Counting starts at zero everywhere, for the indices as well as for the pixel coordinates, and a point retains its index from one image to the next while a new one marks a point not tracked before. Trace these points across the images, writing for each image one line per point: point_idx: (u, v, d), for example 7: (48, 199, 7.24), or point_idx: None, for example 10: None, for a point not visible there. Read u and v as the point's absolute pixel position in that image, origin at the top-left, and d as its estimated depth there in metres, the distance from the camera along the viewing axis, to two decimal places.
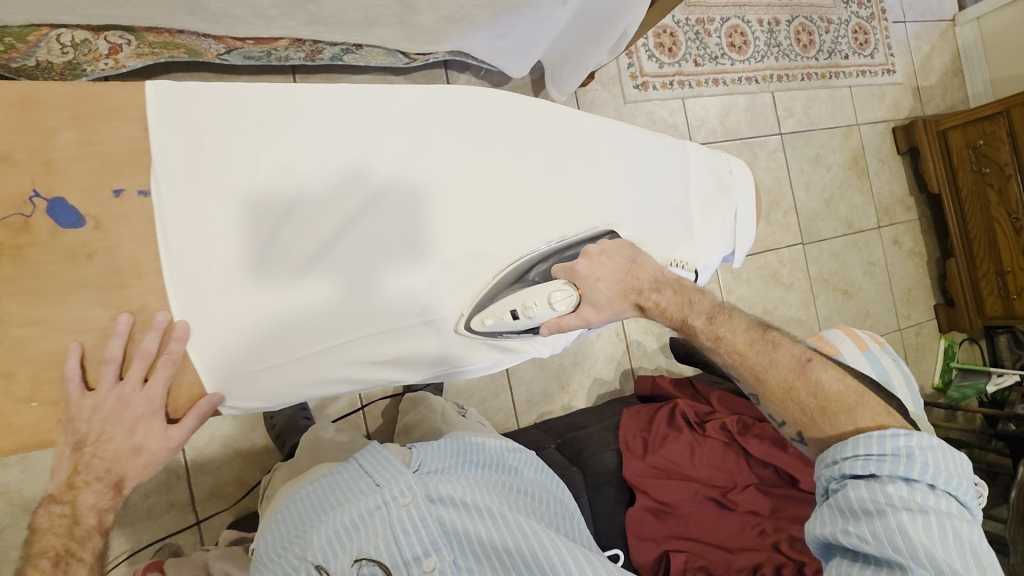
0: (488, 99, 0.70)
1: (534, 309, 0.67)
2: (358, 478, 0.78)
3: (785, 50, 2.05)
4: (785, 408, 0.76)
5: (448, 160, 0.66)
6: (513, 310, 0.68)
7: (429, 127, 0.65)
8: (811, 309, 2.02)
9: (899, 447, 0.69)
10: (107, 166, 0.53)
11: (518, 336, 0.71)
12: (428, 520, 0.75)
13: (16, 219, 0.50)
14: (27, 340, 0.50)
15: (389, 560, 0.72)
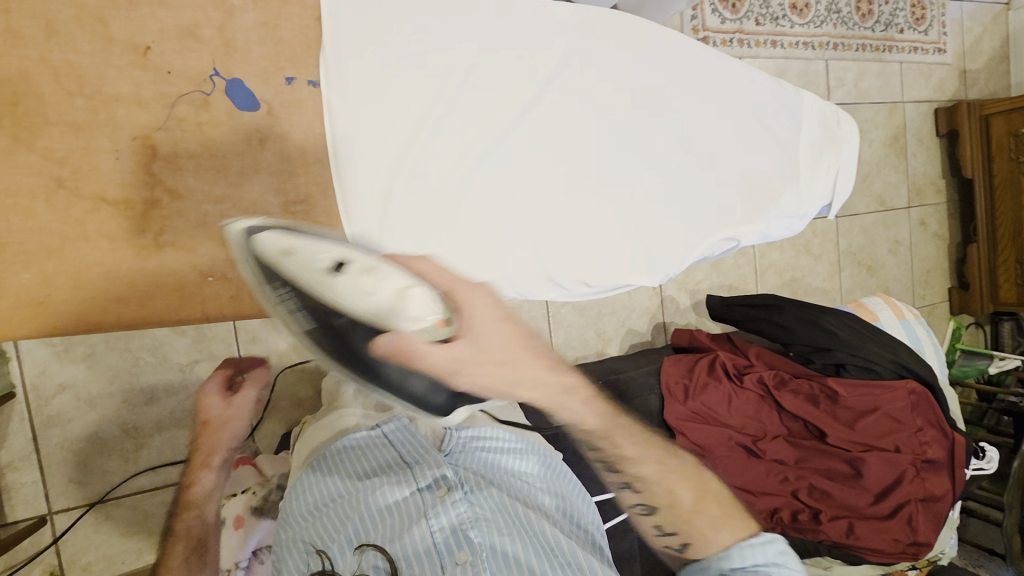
0: (629, 23, 0.69)
1: (369, 276, 0.47)
2: (378, 458, 0.69)
3: (844, 18, 2.02)
4: (685, 516, 0.62)
5: (589, 86, 0.67)
6: (340, 260, 0.48)
7: (575, 47, 0.66)
8: (835, 282, 2.07)
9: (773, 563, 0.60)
10: (284, 53, 0.53)
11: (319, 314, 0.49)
12: (463, 516, 0.64)
13: (196, 95, 0.50)
14: (210, 217, 0.51)
15: (399, 552, 0.61)
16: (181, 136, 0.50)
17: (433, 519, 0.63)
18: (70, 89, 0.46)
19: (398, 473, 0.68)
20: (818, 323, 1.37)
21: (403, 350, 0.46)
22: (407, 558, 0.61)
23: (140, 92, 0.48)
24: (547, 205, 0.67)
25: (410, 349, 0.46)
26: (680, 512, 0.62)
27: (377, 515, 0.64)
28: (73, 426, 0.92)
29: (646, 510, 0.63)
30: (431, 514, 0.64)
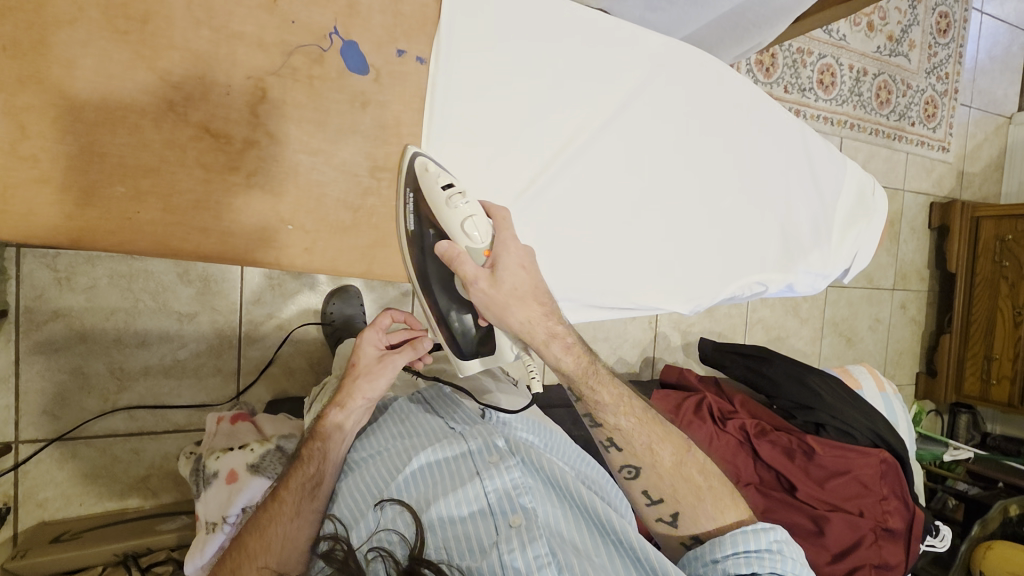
0: (708, 65, 0.73)
1: (463, 200, 0.53)
2: (433, 427, 0.83)
3: (864, 101, 2.14)
4: (671, 481, 0.76)
5: (660, 117, 0.71)
6: (450, 181, 0.54)
7: (659, 80, 0.70)
8: (816, 347, 2.16)
9: (771, 542, 0.70)
10: (400, 26, 0.55)
11: (424, 283, 0.58)
12: (516, 480, 0.75)
13: (314, 49, 0.51)
14: (301, 167, 0.52)
15: (460, 508, 0.73)
16: (292, 85, 0.51)
17: (488, 480, 0.75)
18: (198, 19, 0.47)
19: (456, 441, 0.81)
20: (805, 382, 1.43)
21: (449, 254, 0.53)
22: (466, 507, 0.74)
23: (261, 37, 0.50)
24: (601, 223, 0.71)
25: (455, 262, 0.52)
26: (666, 476, 0.76)
27: (442, 470, 0.78)
28: (57, 354, 1.10)
29: (629, 465, 0.77)
30: (486, 475, 0.76)
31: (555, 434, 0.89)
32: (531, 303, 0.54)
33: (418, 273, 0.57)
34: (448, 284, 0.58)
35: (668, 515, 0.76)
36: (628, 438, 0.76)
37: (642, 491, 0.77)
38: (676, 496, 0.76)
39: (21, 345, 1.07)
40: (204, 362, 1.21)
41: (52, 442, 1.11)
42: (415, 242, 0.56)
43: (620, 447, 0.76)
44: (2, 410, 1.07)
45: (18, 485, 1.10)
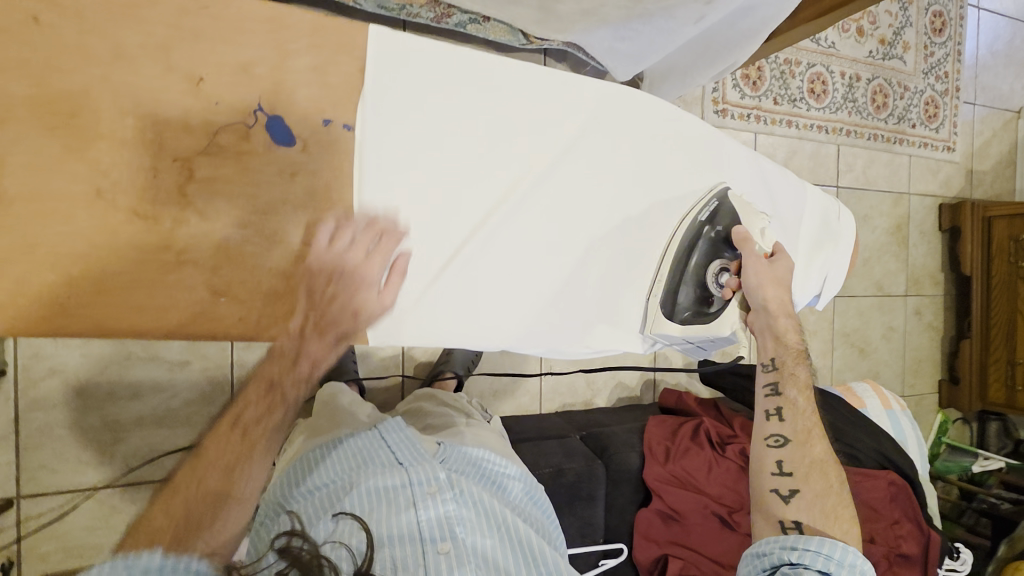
0: (641, 101, 0.73)
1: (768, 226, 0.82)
2: (377, 457, 0.84)
3: (859, 107, 2.10)
4: (808, 464, 0.88)
5: (600, 157, 0.72)
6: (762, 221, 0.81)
7: (597, 122, 0.70)
8: (827, 360, 2.09)
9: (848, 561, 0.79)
10: (327, 96, 0.56)
11: (686, 259, 0.78)
12: (451, 512, 0.78)
13: (239, 126, 0.54)
14: (232, 241, 0.55)
15: (391, 534, 0.75)
16: (219, 162, 0.53)
17: (424, 510, 0.77)
18: (124, 107, 0.50)
19: (397, 469, 0.81)
20: None
21: (745, 238, 0.79)
22: (398, 535, 0.75)
23: (187, 120, 0.52)
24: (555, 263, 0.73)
25: (749, 243, 0.79)
26: (806, 458, 0.89)
27: (380, 496, 0.78)
28: (54, 410, 1.13)
29: (779, 434, 0.91)
30: (422, 505, 0.78)
31: (502, 468, 0.91)
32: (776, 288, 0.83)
33: (677, 249, 0.78)
34: (706, 266, 0.80)
35: (787, 488, 0.87)
36: (795, 414, 0.92)
37: (776, 460, 0.90)
38: (807, 477, 0.88)
39: (20, 403, 1.11)
40: (196, 411, 1.23)
41: (52, 495, 1.14)
42: (698, 230, 0.78)
43: (784, 419, 0.91)
44: (4, 467, 1.11)
45: (20, 541, 1.12)
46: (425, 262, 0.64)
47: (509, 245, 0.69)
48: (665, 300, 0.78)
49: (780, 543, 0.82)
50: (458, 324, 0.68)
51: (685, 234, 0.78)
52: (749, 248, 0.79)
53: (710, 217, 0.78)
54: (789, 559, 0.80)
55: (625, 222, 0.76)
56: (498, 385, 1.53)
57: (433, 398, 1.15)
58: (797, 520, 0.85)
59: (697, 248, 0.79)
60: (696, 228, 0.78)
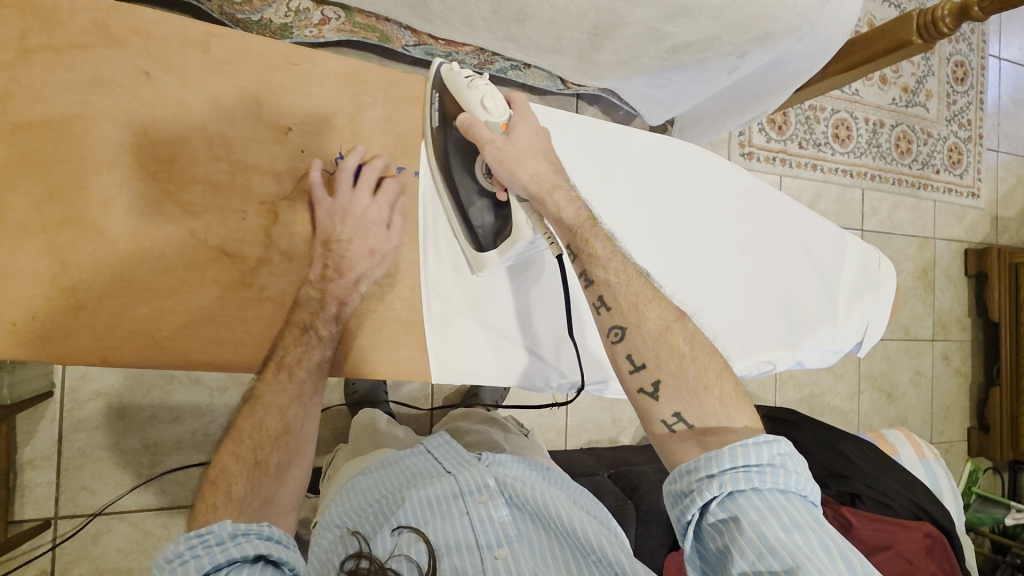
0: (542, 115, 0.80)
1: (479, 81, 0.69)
2: (427, 470, 0.84)
3: (883, 152, 2.13)
4: (655, 344, 0.66)
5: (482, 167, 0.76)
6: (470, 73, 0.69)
7: None
8: (854, 404, 2.07)
9: (774, 456, 0.59)
10: (399, 148, 0.72)
11: (453, 164, 0.71)
12: (504, 516, 0.76)
13: (322, 172, 0.66)
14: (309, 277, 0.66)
15: (449, 542, 0.73)
16: (299, 205, 0.65)
17: (476, 517, 0.76)
18: (219, 155, 0.62)
19: (448, 478, 0.81)
20: (836, 448, 1.37)
21: (469, 120, 0.68)
22: (455, 543, 0.73)
23: (276, 162, 0.64)
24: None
25: (474, 127, 0.67)
26: (648, 339, 0.66)
27: (433, 505, 0.77)
28: (95, 433, 1.16)
29: (616, 326, 0.68)
30: (475, 512, 0.76)
31: (549, 473, 0.90)
32: (539, 159, 0.69)
33: (439, 164, 0.72)
34: (472, 169, 0.71)
35: (649, 382, 0.65)
36: (615, 294, 0.69)
37: (624, 356, 0.67)
38: (659, 363, 0.65)
39: (65, 424, 1.14)
40: None
41: (88, 517, 1.16)
42: (443, 135, 0.71)
43: (610, 306, 0.69)
44: (45, 486, 1.13)
45: (55, 561, 1.14)
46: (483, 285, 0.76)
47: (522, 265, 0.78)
48: (468, 234, 0.72)
49: (692, 473, 0.61)
50: (510, 348, 0.77)
51: (437, 147, 0.72)
52: (473, 131, 0.67)
53: (445, 119, 0.71)
54: (712, 494, 0.59)
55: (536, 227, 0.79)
56: (526, 419, 1.55)
57: (467, 416, 1.16)
58: (677, 413, 0.64)
59: (461, 155, 0.71)
60: (437, 137, 0.71)
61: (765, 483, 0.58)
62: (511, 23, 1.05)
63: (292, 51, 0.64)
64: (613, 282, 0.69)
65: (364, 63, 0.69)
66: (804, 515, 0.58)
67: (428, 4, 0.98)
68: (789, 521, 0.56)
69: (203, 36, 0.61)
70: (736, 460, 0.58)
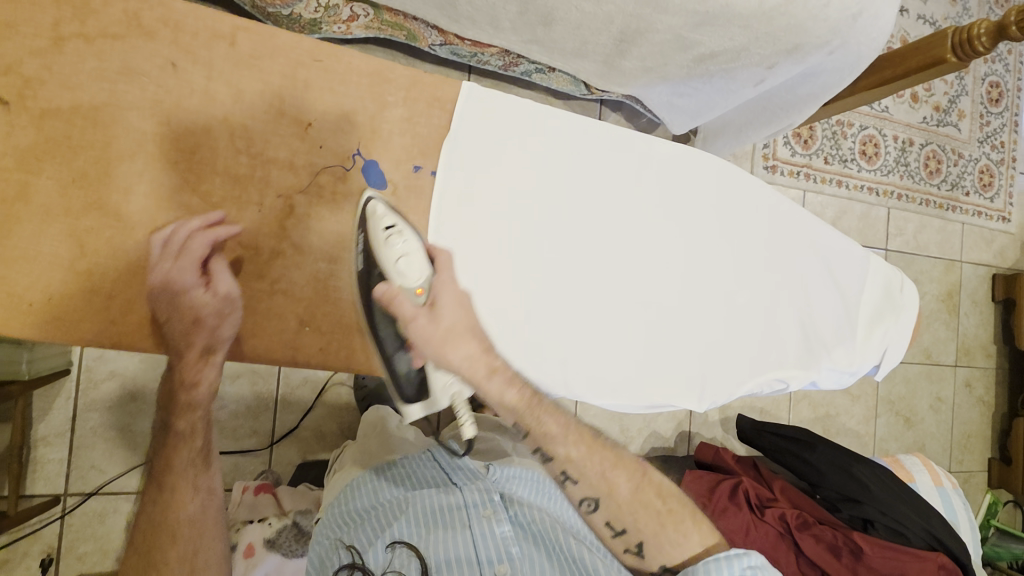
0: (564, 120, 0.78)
1: (399, 239, 0.61)
2: (433, 477, 0.85)
3: (911, 171, 2.09)
4: (630, 509, 0.71)
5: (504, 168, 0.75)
6: (392, 224, 0.63)
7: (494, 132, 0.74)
8: (870, 427, 2.02)
9: (745, 567, 0.68)
10: (416, 146, 0.69)
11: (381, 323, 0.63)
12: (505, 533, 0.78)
13: (339, 168, 0.66)
14: (322, 272, 0.66)
15: (450, 558, 0.76)
16: (316, 200, 0.65)
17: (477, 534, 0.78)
18: (240, 148, 0.63)
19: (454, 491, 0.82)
20: (849, 472, 1.34)
21: (387, 294, 0.60)
22: (455, 557, 0.76)
23: (295, 157, 0.64)
24: (628, 321, 0.80)
25: (393, 301, 0.60)
26: (622, 507, 0.71)
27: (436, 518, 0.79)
28: (107, 413, 1.18)
29: (589, 498, 0.71)
30: (476, 528, 0.78)
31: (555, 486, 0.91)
32: (467, 338, 0.61)
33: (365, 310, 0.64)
34: (393, 333, 0.63)
35: (633, 544, 0.72)
36: (582, 469, 0.70)
37: (603, 522, 0.72)
38: (635, 522, 0.71)
39: (79, 403, 1.16)
40: (240, 425, 1.26)
41: (96, 495, 1.18)
42: (366, 286, 0.64)
43: (577, 479, 0.69)
44: (56, 463, 1.15)
45: (61, 537, 1.15)
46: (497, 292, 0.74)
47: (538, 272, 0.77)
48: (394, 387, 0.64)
49: None
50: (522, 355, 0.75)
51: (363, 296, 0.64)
52: (391, 305, 0.59)
53: (369, 270, 0.64)
54: None
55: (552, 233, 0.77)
56: None
57: (479, 422, 1.13)
58: (664, 563, 0.72)
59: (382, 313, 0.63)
60: (361, 280, 0.64)
61: None
62: (537, 26, 1.05)
63: (317, 47, 0.64)
64: (574, 460, 0.69)
65: (389, 61, 0.68)
66: None
67: (455, 5, 0.98)
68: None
69: (230, 30, 0.61)
70: (710, 574, 0.66)
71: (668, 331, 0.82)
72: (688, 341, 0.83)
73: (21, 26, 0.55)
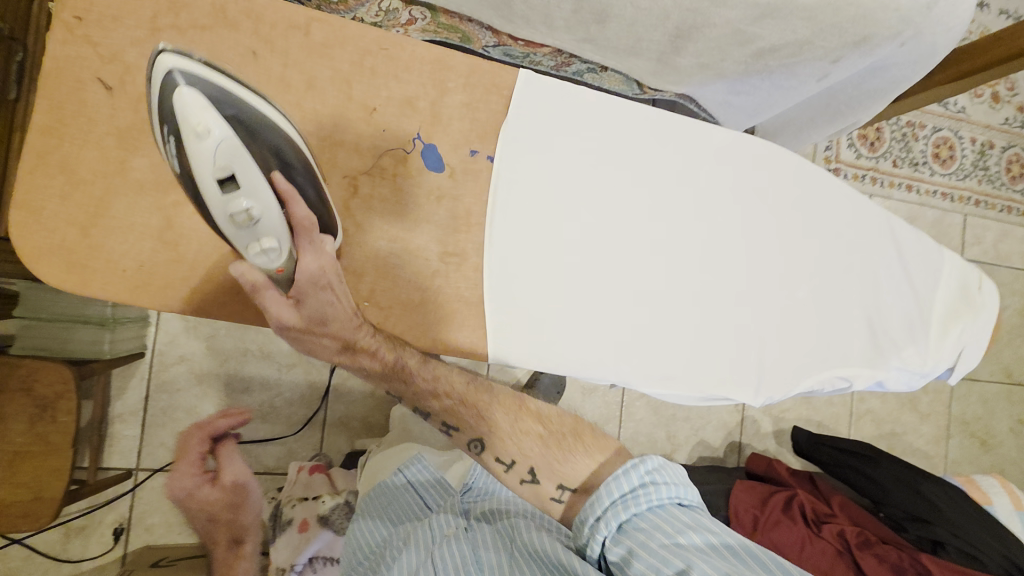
0: (620, 107, 0.77)
1: (243, 201, 0.57)
2: (410, 508, 0.88)
3: (991, 175, 1.95)
4: (514, 437, 0.69)
5: (562, 155, 0.76)
6: (228, 167, 0.56)
7: (553, 118, 0.75)
8: (941, 448, 1.88)
9: (642, 479, 0.64)
10: (474, 132, 0.72)
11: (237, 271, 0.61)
12: (463, 543, 0.73)
13: (401, 152, 0.69)
14: (381, 250, 0.69)
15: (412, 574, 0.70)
16: (379, 182, 0.68)
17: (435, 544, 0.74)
18: (310, 131, 0.65)
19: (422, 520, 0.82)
20: (917, 490, 1.25)
21: (248, 280, 0.57)
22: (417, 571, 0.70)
23: (361, 140, 0.67)
24: (682, 313, 0.79)
25: (257, 290, 0.58)
26: (505, 437, 0.69)
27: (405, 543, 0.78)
28: (177, 394, 1.26)
29: (476, 439, 0.70)
30: (436, 542, 0.74)
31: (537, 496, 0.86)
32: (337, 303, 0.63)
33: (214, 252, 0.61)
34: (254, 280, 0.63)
35: (525, 472, 0.68)
36: (460, 419, 0.70)
37: (497, 458, 0.69)
38: (525, 455, 0.68)
39: (152, 383, 1.24)
40: (296, 410, 1.32)
41: (163, 472, 1.25)
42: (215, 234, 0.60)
43: (460, 431, 0.70)
44: (130, 439, 1.23)
45: (132, 509, 1.23)
46: (551, 279, 0.75)
47: (593, 260, 0.77)
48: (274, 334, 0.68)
49: (583, 524, 0.64)
50: (576, 343, 0.74)
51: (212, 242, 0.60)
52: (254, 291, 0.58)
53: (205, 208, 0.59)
54: (604, 535, 0.62)
55: (607, 221, 0.77)
56: (579, 425, 1.54)
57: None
58: (562, 484, 0.67)
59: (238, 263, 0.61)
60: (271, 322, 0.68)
61: (636, 506, 0.62)
62: (593, 24, 1.06)
63: (385, 38, 0.67)
64: (452, 408, 0.71)
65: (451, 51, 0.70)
66: (683, 520, 0.61)
67: (513, 4, 1.01)
68: (672, 531, 0.59)
69: (306, 21, 0.65)
70: (607, 496, 0.63)
71: (725, 322, 0.81)
72: (746, 334, 0.81)
73: (125, 19, 0.61)
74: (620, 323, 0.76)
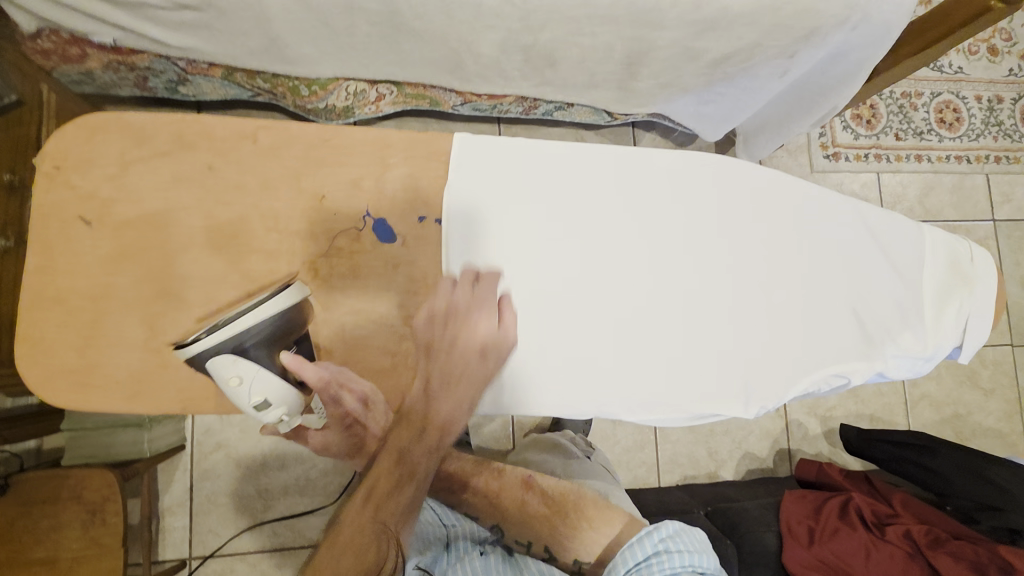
0: (562, 150, 0.80)
1: (246, 389, 0.60)
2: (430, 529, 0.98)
3: (1007, 129, 1.85)
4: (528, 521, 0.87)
5: (514, 204, 0.78)
6: (236, 373, 0.60)
7: (498, 172, 0.78)
8: (1016, 424, 1.74)
9: (656, 546, 0.78)
10: (421, 199, 0.75)
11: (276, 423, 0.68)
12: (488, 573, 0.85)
13: (353, 230, 0.73)
14: (347, 325, 0.73)
15: None
16: (337, 262, 0.73)
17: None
18: (269, 227, 0.72)
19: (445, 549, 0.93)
20: (982, 475, 1.17)
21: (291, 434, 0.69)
22: None
23: (313, 226, 0.73)
24: (664, 336, 0.80)
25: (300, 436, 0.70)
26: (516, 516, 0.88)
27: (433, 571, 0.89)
28: (218, 480, 1.32)
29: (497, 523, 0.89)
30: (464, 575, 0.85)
31: None
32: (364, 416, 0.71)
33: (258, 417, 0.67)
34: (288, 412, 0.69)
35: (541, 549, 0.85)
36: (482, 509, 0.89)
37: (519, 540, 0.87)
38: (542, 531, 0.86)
39: (194, 473, 1.31)
40: (330, 481, 1.35)
41: (214, 558, 1.30)
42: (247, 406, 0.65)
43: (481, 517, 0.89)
44: (180, 529, 1.29)
45: None
46: (525, 325, 0.77)
47: (566, 299, 0.78)
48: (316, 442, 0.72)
49: None
50: (560, 383, 0.76)
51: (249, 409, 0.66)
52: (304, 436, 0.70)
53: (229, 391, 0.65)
54: None
55: (571, 259, 0.79)
56: (613, 455, 1.52)
57: (536, 445, 1.26)
58: (579, 558, 0.84)
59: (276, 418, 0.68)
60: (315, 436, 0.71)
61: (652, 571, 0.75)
62: (545, 68, 1.11)
63: (326, 129, 0.74)
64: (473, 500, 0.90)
65: (389, 130, 0.75)
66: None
67: (466, 65, 1.07)
68: None
69: (253, 130, 0.73)
70: (625, 563, 0.77)
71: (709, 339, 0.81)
72: (730, 347, 0.81)
73: (98, 160, 0.70)
74: (601, 358, 0.78)
